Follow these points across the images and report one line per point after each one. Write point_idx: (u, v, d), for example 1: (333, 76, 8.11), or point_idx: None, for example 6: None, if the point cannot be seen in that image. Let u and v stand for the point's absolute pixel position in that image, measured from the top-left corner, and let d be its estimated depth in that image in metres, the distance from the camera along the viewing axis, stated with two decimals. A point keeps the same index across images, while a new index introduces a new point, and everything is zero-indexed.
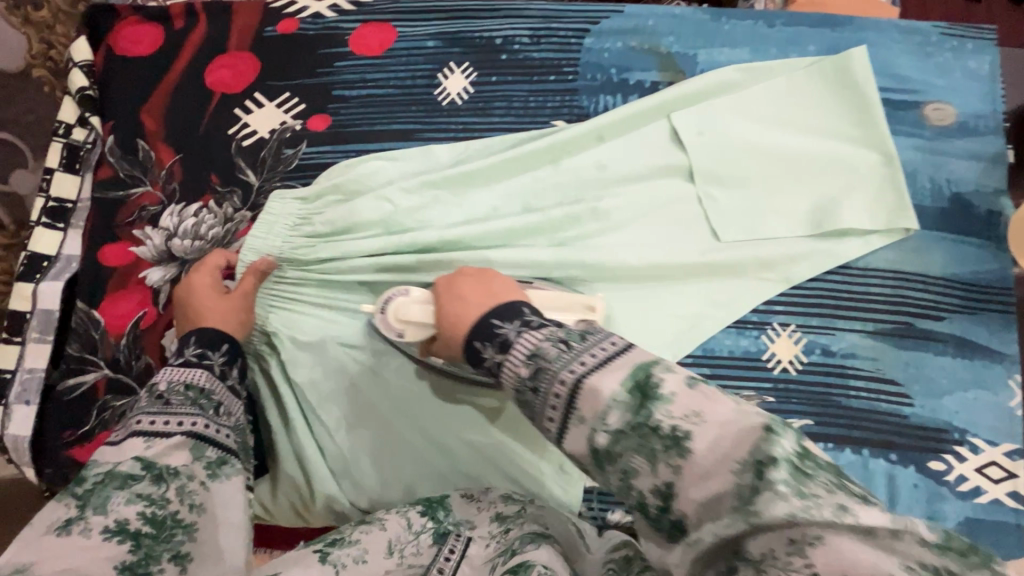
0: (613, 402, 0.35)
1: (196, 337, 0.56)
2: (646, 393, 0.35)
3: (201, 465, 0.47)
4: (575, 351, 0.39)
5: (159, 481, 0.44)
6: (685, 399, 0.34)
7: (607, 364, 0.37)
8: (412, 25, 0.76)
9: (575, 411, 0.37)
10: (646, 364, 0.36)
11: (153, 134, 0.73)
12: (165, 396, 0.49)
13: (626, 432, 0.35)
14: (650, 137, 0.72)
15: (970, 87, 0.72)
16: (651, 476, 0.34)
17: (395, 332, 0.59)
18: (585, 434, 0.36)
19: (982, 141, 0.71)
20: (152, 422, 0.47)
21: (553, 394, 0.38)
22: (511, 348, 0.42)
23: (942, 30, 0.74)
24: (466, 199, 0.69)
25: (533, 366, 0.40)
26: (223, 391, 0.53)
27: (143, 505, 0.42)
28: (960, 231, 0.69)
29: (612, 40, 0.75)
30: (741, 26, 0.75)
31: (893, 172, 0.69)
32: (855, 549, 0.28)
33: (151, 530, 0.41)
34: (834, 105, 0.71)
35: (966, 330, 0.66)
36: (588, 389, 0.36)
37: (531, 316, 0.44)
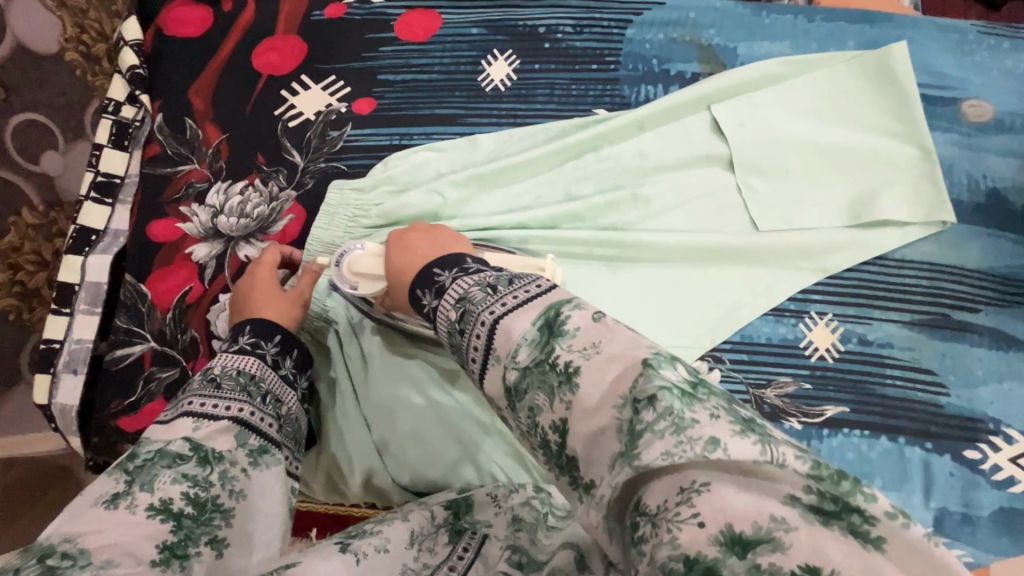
0: (522, 341, 0.37)
1: (251, 326, 0.56)
2: (552, 329, 0.36)
3: (244, 453, 0.45)
4: (499, 294, 0.40)
5: (205, 464, 0.42)
6: (589, 332, 0.35)
7: (521, 308, 0.39)
8: (457, 13, 0.78)
9: (492, 350, 0.38)
10: (557, 304, 0.38)
11: (201, 113, 0.75)
12: (217, 379, 0.49)
13: (531, 368, 0.36)
14: (690, 128, 0.73)
15: (1007, 85, 0.73)
16: (549, 412, 0.35)
17: (349, 283, 0.64)
18: (499, 373, 0.38)
19: (1020, 137, 0.71)
20: (203, 403, 0.46)
21: (475, 332, 0.40)
22: (444, 293, 0.44)
23: (978, 29, 0.76)
24: (507, 184, 0.71)
25: (460, 309, 0.42)
26: (270, 378, 0.53)
27: (188, 485, 0.40)
28: (997, 225, 0.69)
29: (653, 31, 0.76)
30: (781, 21, 0.76)
31: (930, 166, 0.70)
32: (737, 496, 0.29)
33: (193, 511, 0.39)
34: (872, 98, 0.72)
35: (1002, 323, 0.67)
36: (501, 330, 0.38)
37: (470, 265, 0.46)
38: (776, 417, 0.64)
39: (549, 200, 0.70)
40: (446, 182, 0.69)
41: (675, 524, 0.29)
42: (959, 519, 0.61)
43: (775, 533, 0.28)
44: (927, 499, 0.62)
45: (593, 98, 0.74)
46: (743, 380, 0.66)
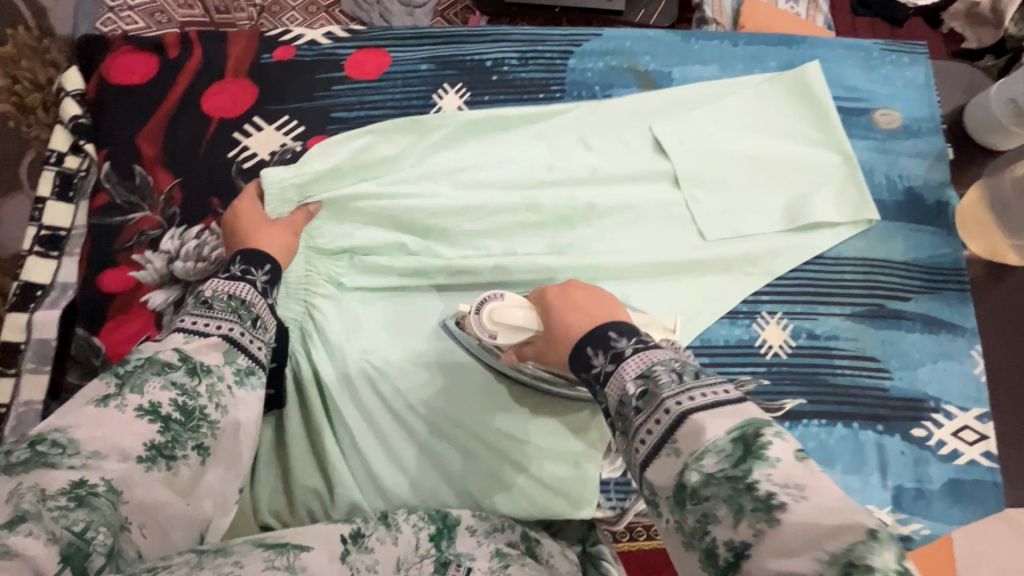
0: (713, 447, 0.33)
1: (241, 257, 0.53)
2: (750, 448, 0.32)
3: (232, 369, 0.44)
4: (688, 382, 0.36)
5: (193, 374, 0.42)
6: (791, 469, 0.31)
7: (718, 407, 0.35)
8: (405, 50, 0.80)
9: (671, 442, 0.35)
10: (759, 420, 0.34)
11: (151, 159, 0.74)
12: (208, 301, 0.47)
13: (719, 479, 0.32)
14: (634, 148, 0.77)
15: (910, 95, 0.81)
16: (728, 529, 0.32)
17: (488, 332, 0.60)
18: (675, 469, 0.34)
19: (926, 141, 0.79)
20: (194, 321, 0.44)
21: (654, 418, 0.36)
22: (624, 362, 0.40)
23: (881, 47, 0.83)
24: (463, 202, 0.72)
25: (642, 386, 0.37)
26: (260, 304, 0.49)
27: (176, 392, 0.40)
28: (916, 220, 0.76)
29: (593, 60, 0.80)
30: (709, 46, 0.82)
31: (853, 171, 0.76)
32: None
33: (181, 417, 0.40)
34: (795, 111, 0.79)
35: (931, 308, 0.73)
36: (690, 425, 0.34)
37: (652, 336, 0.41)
38: None
39: (511, 226, 0.73)
40: (406, 211, 0.72)
41: None
42: (914, 494, 0.66)
43: None
44: (883, 478, 0.66)
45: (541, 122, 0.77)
46: None
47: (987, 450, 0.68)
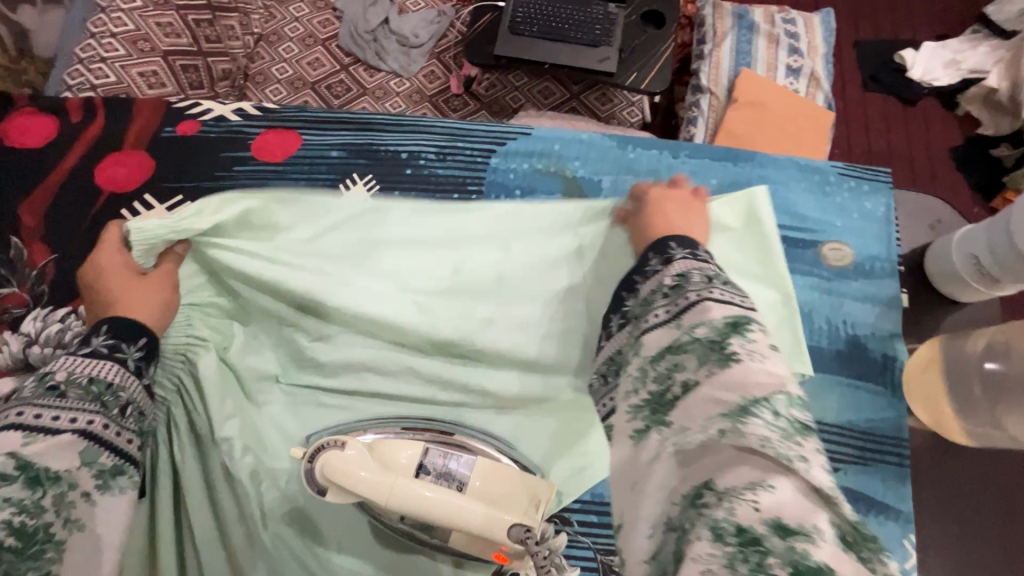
0: (711, 322, 0.42)
1: (109, 327, 0.52)
2: (737, 327, 0.41)
3: (89, 472, 0.44)
4: (715, 284, 0.46)
5: (34, 484, 0.41)
6: (763, 348, 0.40)
7: (726, 303, 0.43)
8: (318, 134, 0.75)
9: (677, 319, 0.44)
10: (750, 318, 0.42)
11: (30, 231, 0.69)
12: (60, 387, 0.46)
13: (699, 341, 0.41)
14: (553, 257, 0.69)
15: (866, 229, 0.73)
16: (693, 369, 0.40)
17: (318, 487, 0.52)
18: (673, 333, 0.44)
19: (878, 284, 0.70)
20: (39, 415, 0.44)
21: (676, 301, 0.46)
22: (671, 263, 0.50)
23: (839, 171, 0.76)
24: (357, 296, 0.63)
25: (676, 280, 0.48)
26: (133, 385, 0.50)
27: (12, 512, 0.39)
28: (857, 375, 0.67)
29: (518, 161, 0.74)
30: (646, 155, 0.75)
31: (790, 313, 0.67)
32: (788, 503, 0.32)
33: (16, 542, 0.39)
34: (735, 236, 0.70)
35: (861, 483, 0.63)
36: (699, 306, 0.43)
37: (703, 253, 0.51)
38: None
39: None
40: (286, 309, 0.64)
41: (737, 499, 0.33)
42: None
43: (814, 533, 0.30)
44: None
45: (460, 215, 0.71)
46: (591, 545, 0.60)
47: None
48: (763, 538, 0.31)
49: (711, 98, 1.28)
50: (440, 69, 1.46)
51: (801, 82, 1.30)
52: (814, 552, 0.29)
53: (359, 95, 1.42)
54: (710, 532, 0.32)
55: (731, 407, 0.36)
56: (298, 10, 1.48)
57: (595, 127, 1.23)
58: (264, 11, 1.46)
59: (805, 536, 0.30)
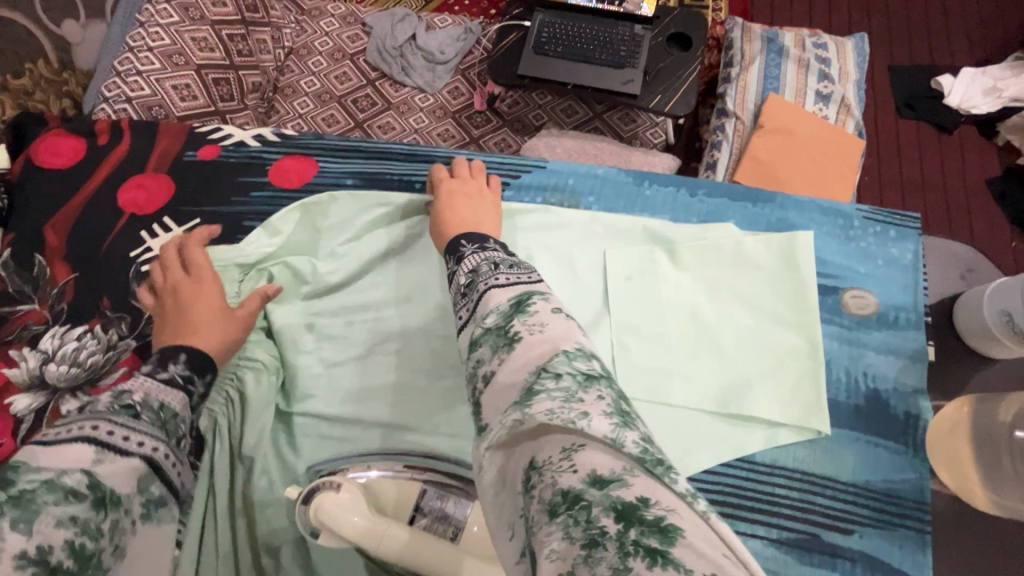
0: (495, 309, 0.41)
1: (186, 356, 0.53)
2: (519, 306, 0.41)
3: (141, 500, 0.42)
4: (500, 270, 0.46)
5: (103, 507, 0.38)
6: (544, 317, 0.39)
7: (506, 285, 0.43)
8: (334, 162, 0.75)
9: (475, 315, 0.43)
10: (537, 292, 0.42)
11: (53, 249, 0.71)
12: (134, 407, 0.45)
13: (491, 331, 0.40)
14: (580, 295, 0.69)
15: (892, 278, 0.70)
16: (492, 361, 0.39)
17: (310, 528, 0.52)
18: (472, 333, 0.42)
19: (903, 336, 0.67)
20: (114, 432, 0.42)
21: (468, 300, 0.45)
22: (463, 260, 0.49)
23: (864, 214, 0.73)
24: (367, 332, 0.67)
25: (468, 278, 0.47)
26: (187, 418, 0.49)
27: (75, 533, 0.36)
28: (877, 433, 0.64)
29: (531, 195, 0.74)
30: (663, 192, 0.74)
31: (815, 366, 0.65)
32: (600, 457, 0.30)
33: (71, 566, 0.36)
34: (755, 279, 0.69)
35: (876, 549, 0.60)
36: (483, 298, 0.43)
37: (491, 243, 0.51)
38: None
39: (411, 373, 0.66)
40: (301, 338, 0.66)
41: (556, 473, 0.30)
42: None
43: (625, 475, 0.29)
44: None
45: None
46: None
47: None
48: (583, 493, 0.29)
49: (736, 122, 1.26)
50: (464, 86, 1.47)
51: (831, 109, 1.27)
52: (627, 493, 0.28)
53: (384, 110, 1.44)
54: (545, 513, 0.29)
55: (520, 389, 0.34)
56: (328, 24, 1.51)
57: (615, 150, 1.21)
58: (294, 25, 1.48)
59: (618, 482, 0.29)
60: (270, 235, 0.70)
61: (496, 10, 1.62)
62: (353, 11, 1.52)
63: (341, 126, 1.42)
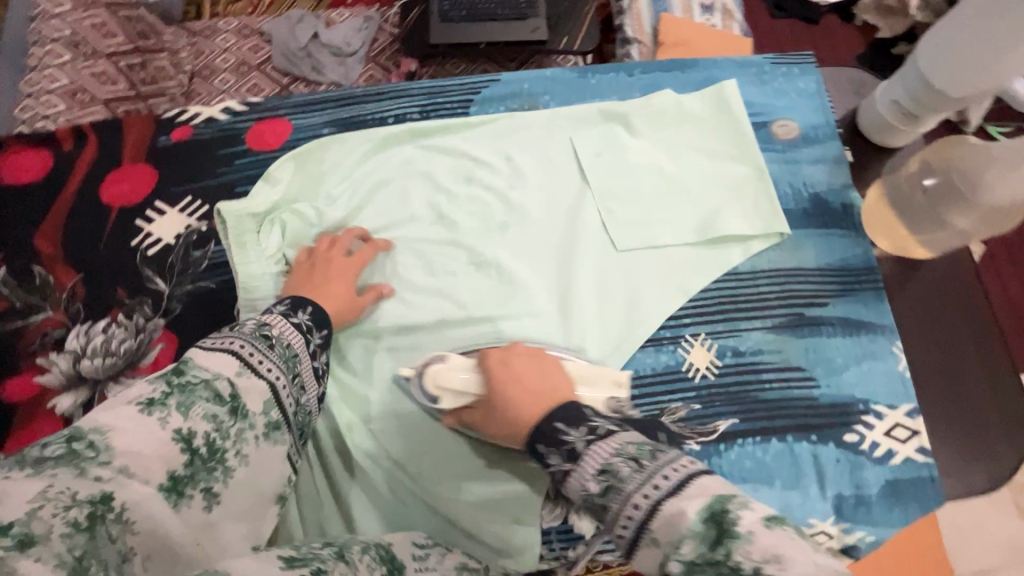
0: (689, 532, 0.33)
1: (312, 309, 0.57)
2: (722, 528, 0.32)
3: (264, 420, 0.45)
4: (647, 471, 0.37)
5: (233, 415, 0.43)
6: (766, 540, 0.31)
7: (676, 492, 0.35)
8: (306, 116, 0.80)
9: (649, 531, 0.35)
10: (724, 497, 0.34)
11: (51, 258, 0.72)
12: (270, 338, 0.50)
13: (701, 566, 0.32)
14: (561, 179, 0.78)
15: (805, 104, 0.83)
16: None
17: (430, 396, 0.62)
18: (658, 558, 0.34)
19: (824, 147, 0.81)
20: (252, 353, 0.47)
21: (625, 515, 0.36)
22: (579, 459, 0.42)
23: (771, 60, 0.86)
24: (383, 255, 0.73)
25: (603, 483, 0.39)
26: (306, 362, 0.53)
27: (213, 427, 0.41)
28: (825, 225, 0.77)
29: (494, 106, 0.82)
30: (606, 79, 0.84)
31: (764, 183, 0.78)
32: None
33: (206, 453, 0.41)
34: (698, 129, 0.81)
35: (848, 311, 0.74)
36: (664, 516, 0.35)
37: (598, 424, 0.44)
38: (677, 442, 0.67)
39: (434, 279, 0.73)
40: None
41: None
42: (854, 502, 0.66)
43: None
44: (823, 490, 0.66)
45: (474, 157, 0.79)
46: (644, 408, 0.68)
47: (921, 445, 0.69)
48: None
49: (641, 46, 1.39)
50: None
51: (716, 16, 1.42)
52: None
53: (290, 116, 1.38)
54: None
55: None
56: (225, 40, 1.30)
57: None
58: (188, 47, 1.27)
59: None
60: (272, 184, 0.74)
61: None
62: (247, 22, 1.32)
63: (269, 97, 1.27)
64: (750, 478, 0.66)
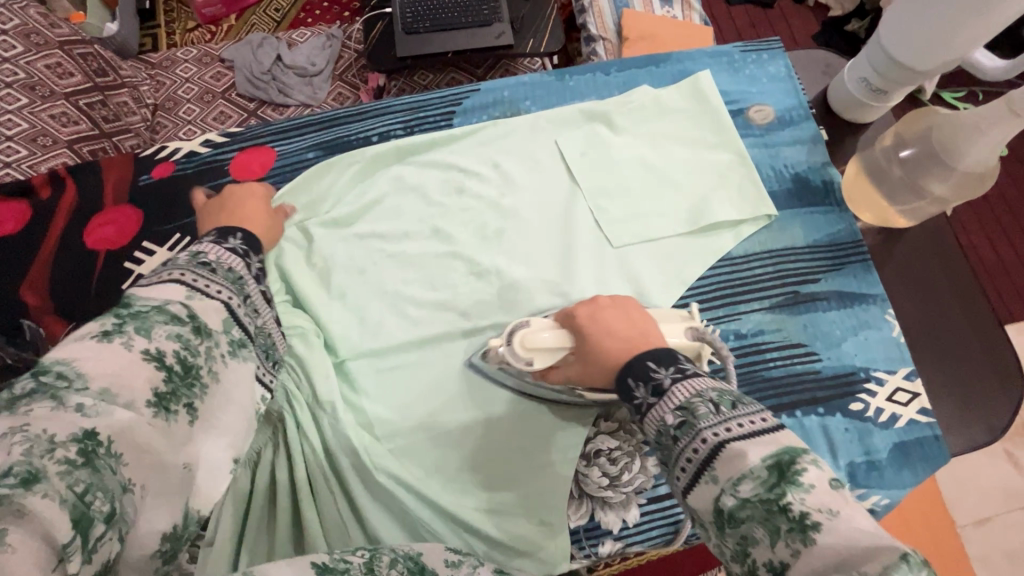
0: (750, 473, 0.36)
1: (244, 234, 0.48)
2: (784, 473, 0.35)
3: (228, 339, 0.41)
4: (725, 413, 0.39)
5: (198, 334, 0.38)
6: (824, 495, 0.34)
7: (751, 437, 0.37)
8: (290, 142, 0.79)
9: (709, 469, 0.38)
10: (794, 448, 0.36)
11: (40, 309, 0.69)
12: (210, 262, 0.44)
13: (753, 501, 0.35)
14: (552, 180, 0.79)
15: (777, 88, 0.86)
16: (766, 549, 0.34)
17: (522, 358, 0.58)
18: (714, 493, 0.37)
19: (801, 128, 0.84)
20: (195, 278, 0.41)
21: (692, 447, 0.39)
22: (665, 394, 0.43)
23: (740, 48, 0.88)
24: (383, 273, 0.73)
25: (681, 418, 0.41)
26: (253, 284, 0.46)
27: (179, 344, 0.37)
28: (809, 203, 0.80)
29: (477, 116, 0.83)
30: (583, 80, 0.85)
31: (747, 168, 0.80)
32: None
33: (180, 369, 0.36)
34: (679, 121, 0.82)
35: (840, 284, 0.76)
36: (727, 454, 0.37)
37: (689, 366, 0.44)
38: None
39: (436, 289, 0.73)
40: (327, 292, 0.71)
41: None
42: (867, 467, 0.68)
43: None
44: (836, 460, 0.68)
45: (463, 167, 0.79)
46: None
47: (923, 407, 0.71)
48: None
49: (605, 42, 1.39)
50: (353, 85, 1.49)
51: (676, 8, 1.45)
52: None
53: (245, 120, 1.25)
54: None
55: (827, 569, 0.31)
56: (185, 70, 1.26)
57: None
58: (149, 80, 1.21)
59: None
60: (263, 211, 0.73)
61: (350, 11, 1.49)
62: (207, 50, 1.30)
63: (238, 122, 1.23)
64: None
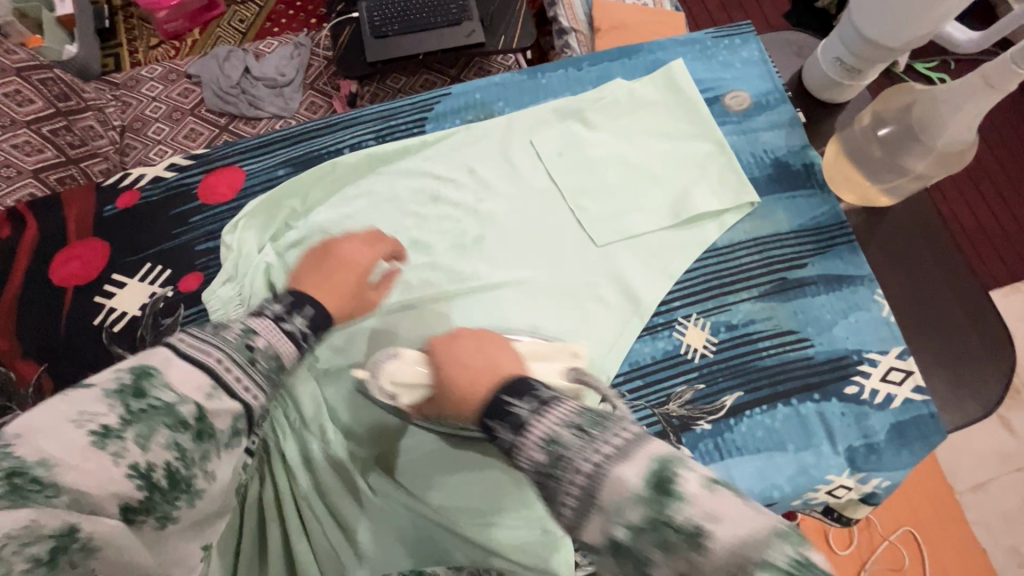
0: (635, 496, 0.32)
1: (314, 313, 0.52)
2: (667, 487, 0.32)
3: (229, 435, 0.41)
4: (593, 437, 0.36)
5: (198, 441, 0.39)
6: (706, 500, 0.32)
7: (624, 455, 0.35)
8: (260, 160, 0.77)
9: (595, 502, 0.34)
10: (669, 458, 0.34)
11: (8, 354, 0.67)
12: (254, 349, 0.44)
13: (648, 527, 0.32)
14: (529, 182, 0.78)
15: (752, 73, 0.85)
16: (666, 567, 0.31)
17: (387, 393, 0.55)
18: (603, 526, 0.33)
19: (778, 112, 0.83)
20: (229, 372, 0.41)
21: (571, 480, 0.35)
22: (526, 429, 0.39)
23: (712, 35, 0.87)
24: None
25: (552, 454, 0.37)
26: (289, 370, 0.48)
27: (174, 457, 0.37)
28: (792, 188, 0.79)
29: (450, 120, 0.81)
30: (555, 77, 0.84)
31: (726, 156, 0.79)
32: None
33: (165, 485, 0.37)
34: (656, 113, 0.81)
35: (827, 268, 0.75)
36: (612, 478, 0.34)
37: (548, 394, 0.42)
38: (687, 427, 0.67)
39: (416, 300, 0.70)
40: None
41: None
42: (866, 451, 0.68)
43: None
44: (835, 446, 0.67)
45: (437, 174, 0.77)
46: (647, 405, 0.68)
47: (917, 385, 0.71)
48: None
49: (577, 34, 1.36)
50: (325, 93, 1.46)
51: None
52: None
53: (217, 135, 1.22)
54: None
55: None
56: (151, 89, 1.23)
57: None
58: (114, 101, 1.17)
59: None
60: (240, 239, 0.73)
61: (316, 18, 1.45)
62: (172, 67, 1.26)
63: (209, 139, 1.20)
64: (765, 447, 0.67)
